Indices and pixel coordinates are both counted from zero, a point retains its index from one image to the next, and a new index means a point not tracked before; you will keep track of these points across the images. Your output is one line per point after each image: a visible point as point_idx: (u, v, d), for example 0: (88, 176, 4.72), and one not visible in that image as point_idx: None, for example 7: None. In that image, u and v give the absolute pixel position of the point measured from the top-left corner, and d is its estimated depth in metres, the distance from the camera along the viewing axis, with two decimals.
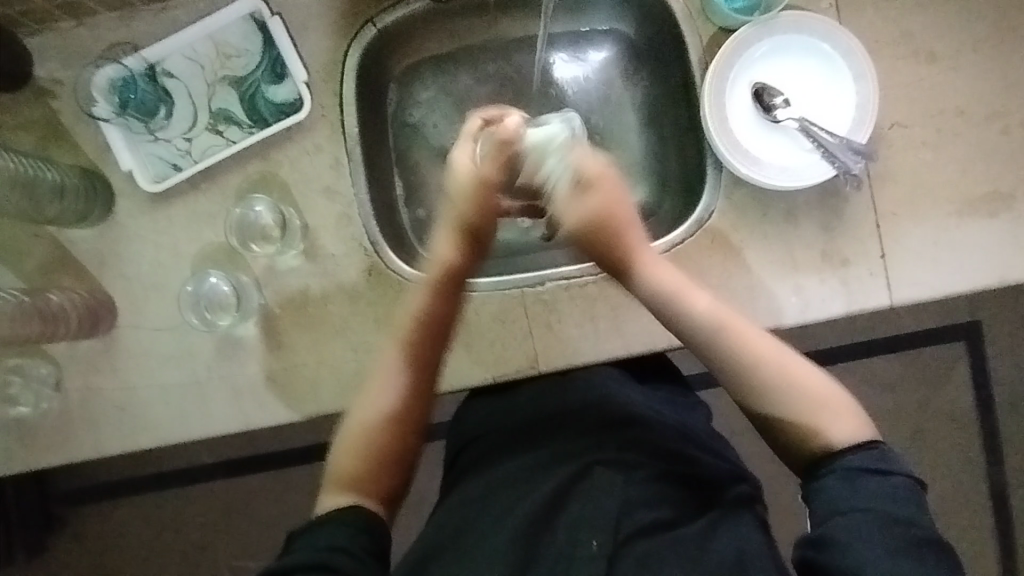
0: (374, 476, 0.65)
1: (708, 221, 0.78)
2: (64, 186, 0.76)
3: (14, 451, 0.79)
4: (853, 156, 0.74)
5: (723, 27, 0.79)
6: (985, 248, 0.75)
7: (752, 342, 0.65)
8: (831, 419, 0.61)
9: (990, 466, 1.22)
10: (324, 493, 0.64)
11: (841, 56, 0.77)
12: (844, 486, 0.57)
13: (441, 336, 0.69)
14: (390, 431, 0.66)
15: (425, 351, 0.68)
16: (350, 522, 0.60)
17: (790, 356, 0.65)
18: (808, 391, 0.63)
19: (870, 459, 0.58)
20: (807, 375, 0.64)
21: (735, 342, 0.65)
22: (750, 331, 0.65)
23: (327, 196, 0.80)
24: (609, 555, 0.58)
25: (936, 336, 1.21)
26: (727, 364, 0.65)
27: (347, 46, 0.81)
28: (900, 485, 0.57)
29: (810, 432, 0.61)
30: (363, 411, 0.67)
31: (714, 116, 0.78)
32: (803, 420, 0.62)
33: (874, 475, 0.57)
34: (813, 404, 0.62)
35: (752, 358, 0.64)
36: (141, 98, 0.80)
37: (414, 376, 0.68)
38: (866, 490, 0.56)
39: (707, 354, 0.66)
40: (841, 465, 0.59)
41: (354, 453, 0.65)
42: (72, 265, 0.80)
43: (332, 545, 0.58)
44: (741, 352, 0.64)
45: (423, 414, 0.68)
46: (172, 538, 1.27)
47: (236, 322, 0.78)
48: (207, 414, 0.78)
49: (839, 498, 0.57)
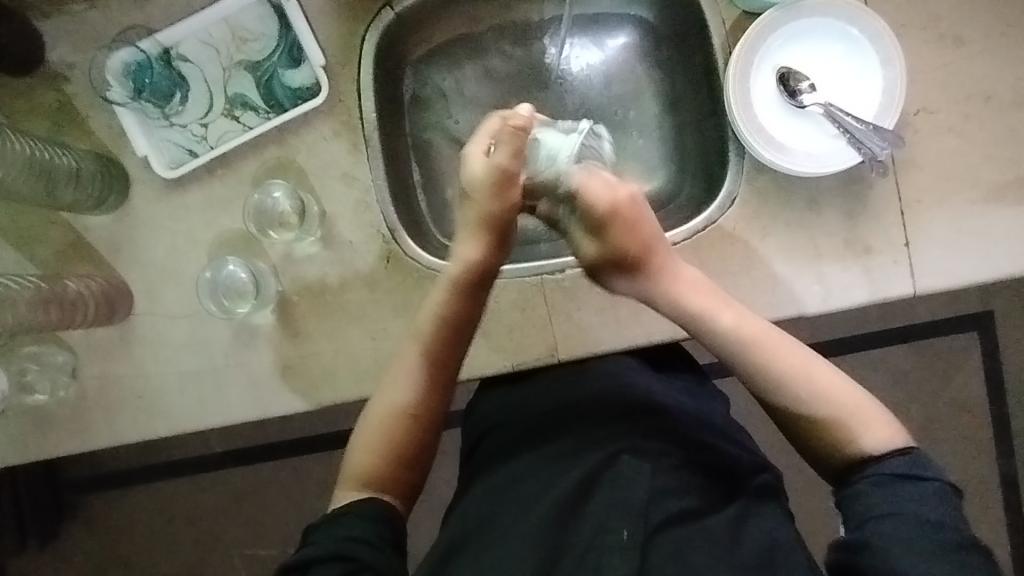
0: (392, 473, 0.65)
1: (729, 209, 0.77)
2: (78, 170, 0.75)
3: (31, 438, 0.78)
4: (881, 142, 0.72)
5: (746, 9, 0.77)
6: (1011, 237, 0.74)
7: (780, 350, 0.65)
8: (862, 426, 0.62)
9: (1003, 458, 1.21)
10: (341, 489, 0.65)
11: (868, 40, 0.76)
12: (878, 491, 0.58)
13: (464, 330, 0.69)
14: (409, 429, 0.67)
15: (448, 351, 0.69)
16: (365, 513, 0.61)
17: (837, 382, 0.65)
18: (838, 398, 0.63)
19: (907, 465, 0.59)
20: (836, 382, 0.64)
21: (761, 360, 0.65)
22: (781, 345, 0.66)
23: (344, 182, 0.79)
24: (640, 546, 0.57)
25: (950, 327, 1.20)
26: (770, 391, 0.65)
27: (363, 30, 0.80)
28: (935, 491, 0.57)
29: (841, 437, 0.62)
30: (381, 408, 0.68)
31: (738, 101, 0.76)
32: (832, 427, 0.63)
33: (911, 481, 0.58)
34: (836, 412, 0.63)
35: (780, 371, 0.65)
36: (156, 82, 0.78)
37: (432, 378, 0.68)
38: (902, 494, 0.57)
39: (750, 369, 0.66)
40: (879, 469, 0.59)
41: (371, 450, 0.66)
42: (87, 253, 0.79)
43: (351, 536, 0.59)
44: (771, 371, 0.65)
45: (439, 413, 0.68)
46: (184, 526, 1.27)
47: (253, 310, 0.77)
48: (223, 403, 0.78)
49: (874, 502, 0.57)
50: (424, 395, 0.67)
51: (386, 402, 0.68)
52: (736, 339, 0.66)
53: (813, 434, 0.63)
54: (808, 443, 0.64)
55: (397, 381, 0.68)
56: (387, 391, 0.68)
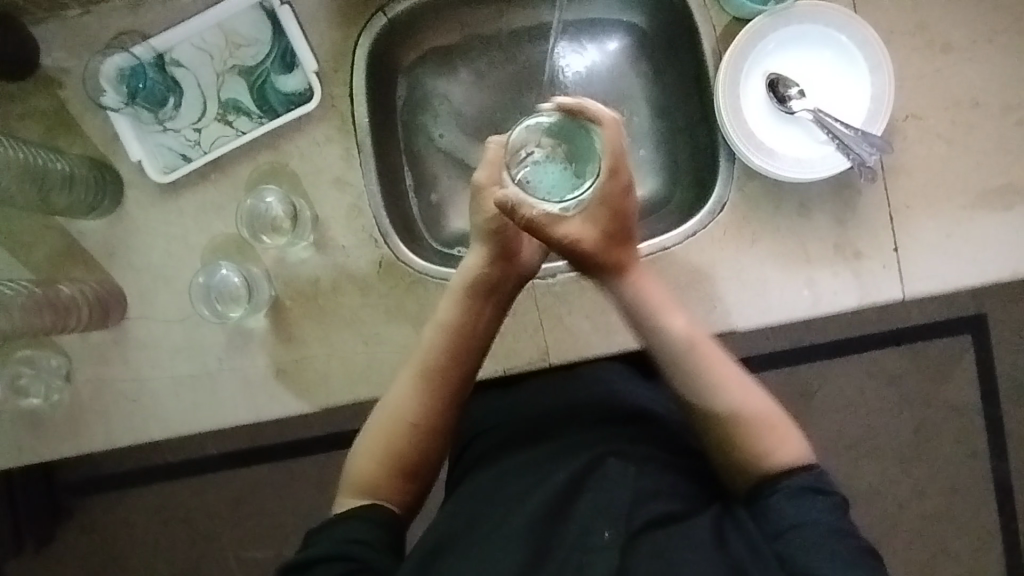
0: (392, 480, 0.66)
1: (721, 212, 0.77)
2: (73, 175, 0.75)
3: (24, 442, 0.78)
4: (868, 148, 0.73)
5: (736, 15, 0.78)
6: (1000, 242, 0.74)
7: (720, 366, 0.68)
8: (775, 441, 0.64)
9: (994, 460, 1.22)
10: (341, 495, 0.66)
11: (857, 47, 0.76)
12: (791, 504, 0.59)
13: (468, 346, 0.70)
14: (407, 438, 0.67)
15: (450, 363, 0.69)
16: (368, 517, 0.62)
17: (749, 390, 0.68)
18: (757, 413, 0.66)
19: (813, 479, 0.61)
20: (760, 399, 0.67)
21: (699, 370, 0.68)
22: (718, 359, 0.69)
23: (337, 186, 0.79)
24: (622, 545, 0.57)
25: (944, 329, 1.20)
26: (709, 407, 0.67)
27: (356, 36, 0.80)
28: (836, 503, 0.60)
29: (755, 458, 0.64)
30: (382, 418, 0.68)
31: (728, 106, 0.77)
32: (749, 442, 0.65)
33: (816, 494, 0.60)
34: (760, 423, 0.66)
35: (714, 380, 0.68)
36: (150, 88, 0.78)
37: (432, 391, 0.68)
38: (809, 507, 0.59)
39: (684, 381, 0.68)
40: (792, 482, 0.61)
41: (373, 456, 0.67)
42: (81, 257, 0.79)
43: (350, 538, 0.60)
44: (704, 380, 0.68)
45: (441, 424, 0.68)
46: (180, 526, 1.27)
47: (246, 314, 0.78)
48: (216, 407, 0.78)
49: (790, 515, 0.59)
50: (430, 405, 0.68)
51: (389, 411, 0.68)
52: (679, 347, 0.69)
53: (733, 448, 0.65)
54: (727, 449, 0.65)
55: (398, 390, 0.69)
56: (391, 402, 0.68)
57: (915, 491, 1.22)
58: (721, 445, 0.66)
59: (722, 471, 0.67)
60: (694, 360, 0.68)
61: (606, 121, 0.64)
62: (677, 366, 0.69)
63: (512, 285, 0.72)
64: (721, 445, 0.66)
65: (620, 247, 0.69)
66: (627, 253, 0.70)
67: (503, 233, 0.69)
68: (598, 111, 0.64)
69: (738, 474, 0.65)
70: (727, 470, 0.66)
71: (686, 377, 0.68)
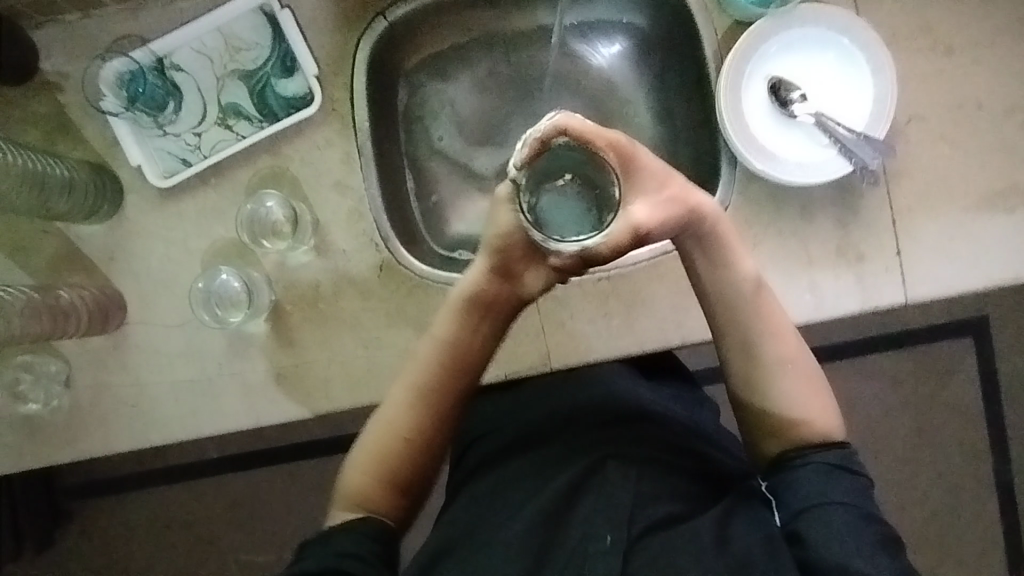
0: (388, 493, 0.65)
1: (723, 216, 0.77)
2: (72, 180, 0.75)
3: (23, 448, 0.78)
4: (871, 151, 0.73)
5: (738, 18, 0.78)
6: (1003, 245, 0.74)
7: (775, 321, 0.66)
8: (812, 411, 0.65)
9: (997, 462, 1.21)
10: (336, 506, 0.66)
11: (859, 50, 0.76)
12: (817, 479, 0.61)
13: (460, 369, 0.66)
14: (402, 453, 0.66)
15: (442, 381, 0.66)
16: (365, 531, 0.62)
17: (797, 349, 0.67)
18: (801, 378, 0.66)
19: (842, 457, 0.62)
20: (803, 361, 0.67)
21: (754, 320, 0.66)
22: (776, 313, 0.66)
23: (338, 191, 0.79)
24: (625, 549, 0.57)
25: (946, 331, 1.20)
26: (755, 362, 0.66)
27: (357, 39, 0.80)
28: (861, 485, 0.61)
29: (791, 423, 0.65)
30: (376, 431, 0.67)
31: (730, 110, 0.77)
32: (787, 405, 0.65)
33: (843, 473, 0.61)
34: (802, 388, 0.65)
35: (765, 335, 0.66)
36: (149, 92, 0.78)
37: (425, 408, 0.66)
38: (835, 484, 0.60)
39: (733, 328, 0.66)
40: (821, 457, 0.62)
41: (366, 470, 0.66)
42: (81, 262, 0.79)
43: (343, 551, 0.60)
44: (757, 334, 0.66)
45: (436, 442, 0.67)
46: (180, 530, 1.27)
47: (246, 319, 0.77)
48: (216, 412, 0.78)
49: (814, 490, 0.60)
50: (422, 420, 0.66)
51: (383, 424, 0.67)
52: (738, 293, 0.66)
53: (767, 408, 0.65)
54: (763, 407, 0.65)
55: (393, 403, 0.67)
56: (384, 416, 0.67)
57: (916, 493, 1.22)
58: (756, 401, 0.66)
59: (744, 425, 0.67)
60: (748, 310, 0.66)
61: (560, 125, 0.53)
62: (728, 313, 0.66)
63: (518, 300, 0.64)
64: (757, 402, 0.66)
65: (668, 202, 0.59)
66: (681, 198, 0.61)
67: (508, 257, 0.59)
68: (552, 119, 0.53)
69: (763, 435, 0.66)
70: (752, 430, 0.67)
71: (737, 326, 0.66)
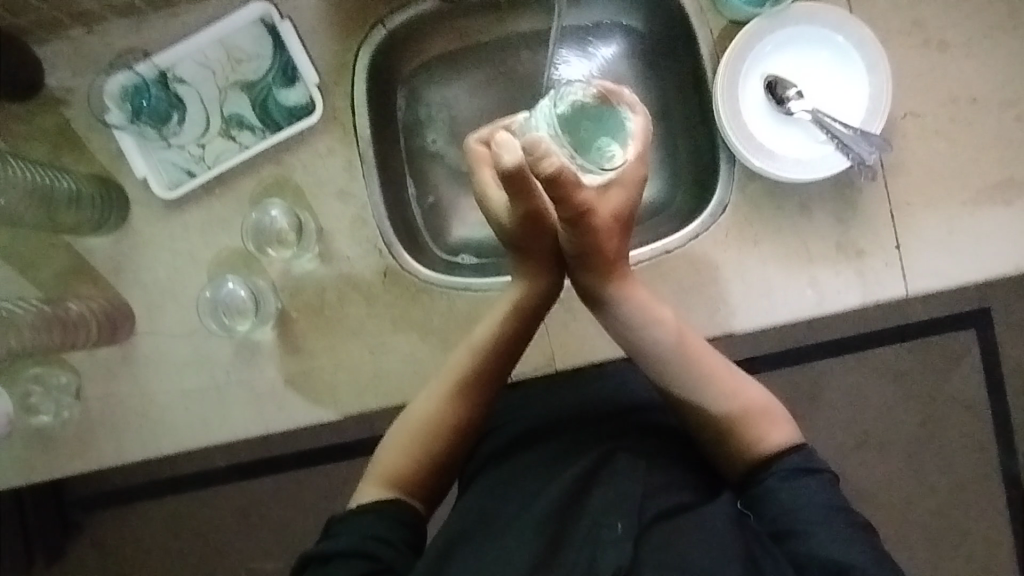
0: (421, 477, 0.66)
1: (722, 214, 0.78)
2: (78, 193, 0.76)
3: (35, 459, 0.79)
4: (868, 146, 0.74)
5: (733, 19, 0.79)
6: (1001, 237, 0.74)
7: (707, 359, 0.68)
8: (766, 426, 0.65)
9: (1003, 455, 1.21)
10: (365, 484, 0.66)
11: (854, 46, 0.77)
12: (785, 489, 0.62)
13: (505, 361, 0.69)
14: (443, 439, 0.67)
15: (488, 373, 0.68)
16: (396, 514, 0.62)
17: (735, 378, 0.68)
18: (746, 402, 0.67)
19: (804, 458, 0.63)
20: (744, 382, 0.68)
21: (684, 371, 0.68)
22: (705, 350, 0.68)
23: (341, 198, 0.80)
24: (635, 537, 0.57)
25: (948, 324, 1.20)
26: (696, 402, 0.67)
27: (357, 47, 0.81)
28: (826, 479, 0.63)
29: (747, 446, 0.65)
30: (413, 419, 0.68)
31: (728, 109, 0.77)
32: (739, 429, 0.66)
33: (806, 474, 0.62)
34: (748, 409, 0.66)
35: (700, 375, 0.67)
36: (154, 105, 0.80)
37: (468, 398, 0.68)
38: (804, 488, 0.62)
39: (671, 376, 0.68)
40: (785, 465, 0.63)
41: (400, 450, 0.67)
42: (89, 274, 0.80)
43: (372, 534, 0.61)
44: (694, 376, 0.67)
45: (473, 428, 0.68)
46: (190, 539, 1.27)
47: (253, 327, 0.78)
48: (225, 419, 0.78)
49: (787, 499, 0.61)
50: (463, 410, 0.68)
51: (423, 411, 0.68)
52: (666, 347, 0.68)
53: (722, 438, 0.66)
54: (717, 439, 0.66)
55: (431, 393, 0.69)
56: (421, 404, 0.68)
57: (923, 487, 1.22)
58: (709, 435, 0.67)
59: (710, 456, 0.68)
60: (678, 358, 0.68)
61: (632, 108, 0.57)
62: (660, 364, 0.68)
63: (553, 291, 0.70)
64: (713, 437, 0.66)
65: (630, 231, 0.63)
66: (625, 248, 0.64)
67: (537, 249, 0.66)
68: (631, 98, 0.57)
69: (727, 461, 0.66)
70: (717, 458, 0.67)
71: (674, 375, 0.68)
